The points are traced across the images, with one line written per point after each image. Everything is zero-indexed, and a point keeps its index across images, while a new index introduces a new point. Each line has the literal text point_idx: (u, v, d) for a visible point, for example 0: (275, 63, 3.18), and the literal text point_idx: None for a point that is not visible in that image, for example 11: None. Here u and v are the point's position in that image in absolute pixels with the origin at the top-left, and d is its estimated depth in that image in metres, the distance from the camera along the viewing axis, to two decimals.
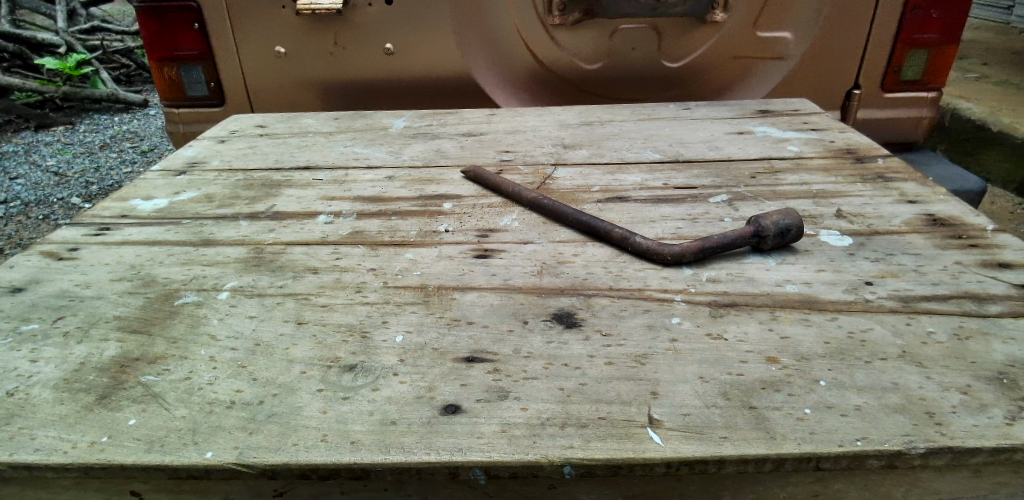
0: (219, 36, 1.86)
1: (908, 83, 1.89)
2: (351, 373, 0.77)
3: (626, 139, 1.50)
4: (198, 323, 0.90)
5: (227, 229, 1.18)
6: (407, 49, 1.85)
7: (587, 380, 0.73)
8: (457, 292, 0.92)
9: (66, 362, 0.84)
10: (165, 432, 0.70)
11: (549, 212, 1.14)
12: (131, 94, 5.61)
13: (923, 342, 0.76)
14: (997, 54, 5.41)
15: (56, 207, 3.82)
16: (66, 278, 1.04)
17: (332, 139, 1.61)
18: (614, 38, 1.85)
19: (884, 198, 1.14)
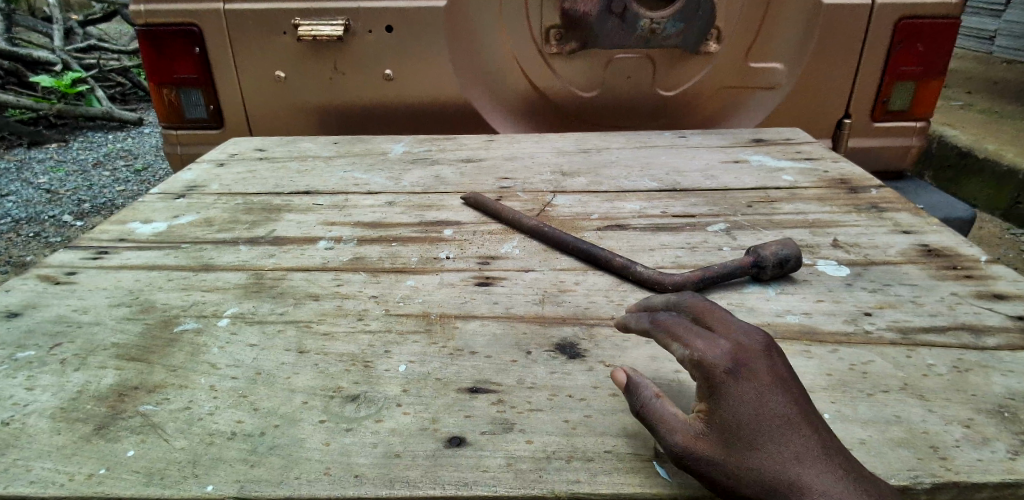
0: (221, 61, 1.88)
1: (895, 114, 1.93)
2: (354, 403, 0.77)
3: (624, 166, 1.52)
4: (198, 351, 0.89)
5: (226, 253, 1.17)
6: (406, 76, 1.88)
7: (591, 412, 0.73)
8: (459, 320, 0.92)
9: (63, 391, 0.82)
10: (164, 464, 0.70)
11: (549, 240, 1.14)
12: (126, 113, 5.62)
13: (924, 374, 0.77)
14: (981, 83, 5.54)
15: (47, 225, 3.79)
16: (63, 304, 1.03)
17: (332, 164, 1.61)
18: (610, 68, 1.88)
19: (879, 228, 1.16)
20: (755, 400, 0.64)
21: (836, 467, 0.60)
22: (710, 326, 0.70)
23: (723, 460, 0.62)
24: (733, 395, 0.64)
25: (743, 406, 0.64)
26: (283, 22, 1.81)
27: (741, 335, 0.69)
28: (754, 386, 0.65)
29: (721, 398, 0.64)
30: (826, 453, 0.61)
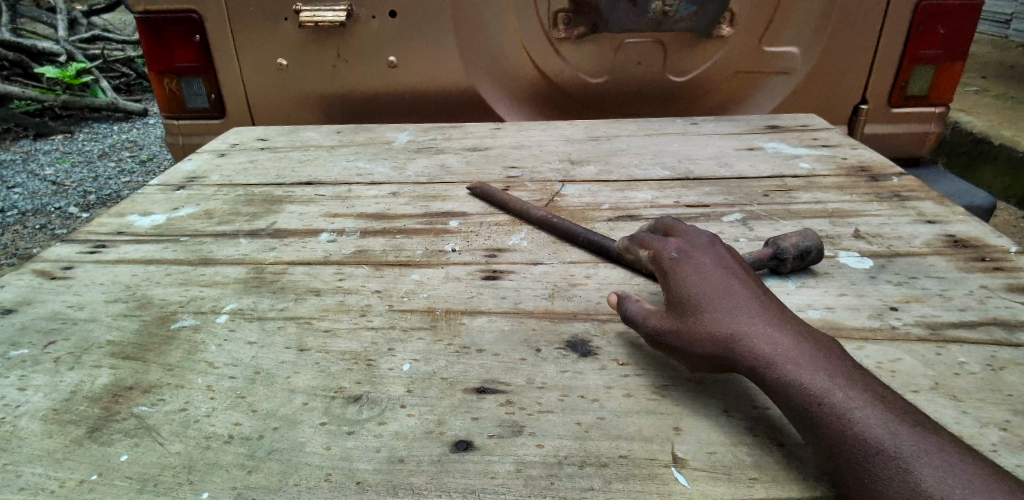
0: (221, 49, 1.84)
1: (915, 99, 1.86)
2: (356, 404, 0.73)
3: (634, 154, 1.47)
4: (195, 349, 0.86)
5: (226, 246, 1.14)
6: (409, 63, 1.83)
7: (605, 414, 0.69)
8: (465, 316, 0.89)
9: (56, 391, 0.80)
10: (158, 469, 0.67)
11: (556, 230, 1.11)
12: (131, 104, 5.59)
13: (955, 373, 0.73)
14: (997, 67, 5.42)
15: (53, 216, 3.78)
16: (58, 300, 1.00)
17: (334, 154, 1.58)
18: (619, 53, 1.82)
19: (902, 217, 1.11)
20: (703, 269, 0.78)
21: (774, 320, 0.70)
22: (677, 236, 0.86)
23: (675, 314, 0.74)
24: (686, 268, 0.79)
25: (694, 276, 0.77)
26: (285, 8, 1.76)
27: (700, 237, 0.85)
28: (698, 262, 0.79)
29: (677, 272, 0.78)
30: (766, 310, 0.72)
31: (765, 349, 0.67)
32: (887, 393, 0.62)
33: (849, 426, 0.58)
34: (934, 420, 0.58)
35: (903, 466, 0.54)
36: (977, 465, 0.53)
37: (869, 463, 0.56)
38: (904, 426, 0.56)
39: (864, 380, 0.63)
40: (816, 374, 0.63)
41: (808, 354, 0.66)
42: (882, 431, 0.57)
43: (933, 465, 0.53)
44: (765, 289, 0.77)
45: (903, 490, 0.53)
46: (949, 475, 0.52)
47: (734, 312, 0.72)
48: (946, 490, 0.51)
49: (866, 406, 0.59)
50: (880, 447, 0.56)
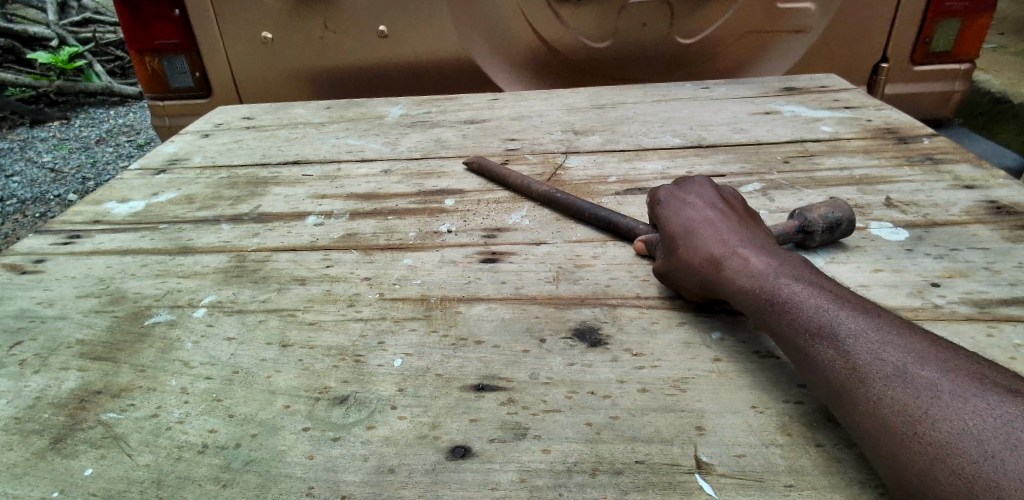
0: (202, 24, 1.74)
1: (938, 56, 1.74)
2: (342, 406, 0.66)
3: (642, 122, 1.38)
4: (169, 347, 0.79)
5: (207, 233, 1.07)
6: (400, 32, 1.73)
7: (618, 413, 0.62)
8: (463, 304, 0.81)
9: (19, 398, 0.73)
10: (125, 485, 0.60)
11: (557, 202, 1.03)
12: (126, 87, 5.49)
13: (1011, 357, 0.65)
14: (1016, 22, 5.19)
15: (52, 204, 3.73)
16: (28, 296, 0.94)
17: (323, 131, 1.49)
18: (623, 14, 1.71)
19: (936, 183, 1.02)
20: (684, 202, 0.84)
21: (742, 238, 0.75)
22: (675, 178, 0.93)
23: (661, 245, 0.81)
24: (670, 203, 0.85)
25: (676, 208, 0.83)
26: None
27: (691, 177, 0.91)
28: (682, 196, 0.86)
29: (663, 208, 0.85)
30: (737, 228, 0.78)
31: (730, 257, 0.73)
32: (839, 289, 0.65)
33: (798, 314, 0.62)
34: (883, 308, 0.62)
35: (843, 347, 0.57)
36: (915, 341, 0.56)
37: (813, 344, 0.59)
38: (848, 311, 0.60)
39: (819, 278, 0.67)
40: (772, 274, 0.68)
41: (770, 262, 0.70)
42: (827, 315, 0.60)
43: (868, 346, 0.56)
44: (747, 214, 0.83)
45: (839, 366, 0.56)
46: (883, 350, 0.55)
47: (707, 230, 0.78)
48: (877, 363, 0.54)
49: (815, 296, 0.63)
50: (823, 329, 0.59)
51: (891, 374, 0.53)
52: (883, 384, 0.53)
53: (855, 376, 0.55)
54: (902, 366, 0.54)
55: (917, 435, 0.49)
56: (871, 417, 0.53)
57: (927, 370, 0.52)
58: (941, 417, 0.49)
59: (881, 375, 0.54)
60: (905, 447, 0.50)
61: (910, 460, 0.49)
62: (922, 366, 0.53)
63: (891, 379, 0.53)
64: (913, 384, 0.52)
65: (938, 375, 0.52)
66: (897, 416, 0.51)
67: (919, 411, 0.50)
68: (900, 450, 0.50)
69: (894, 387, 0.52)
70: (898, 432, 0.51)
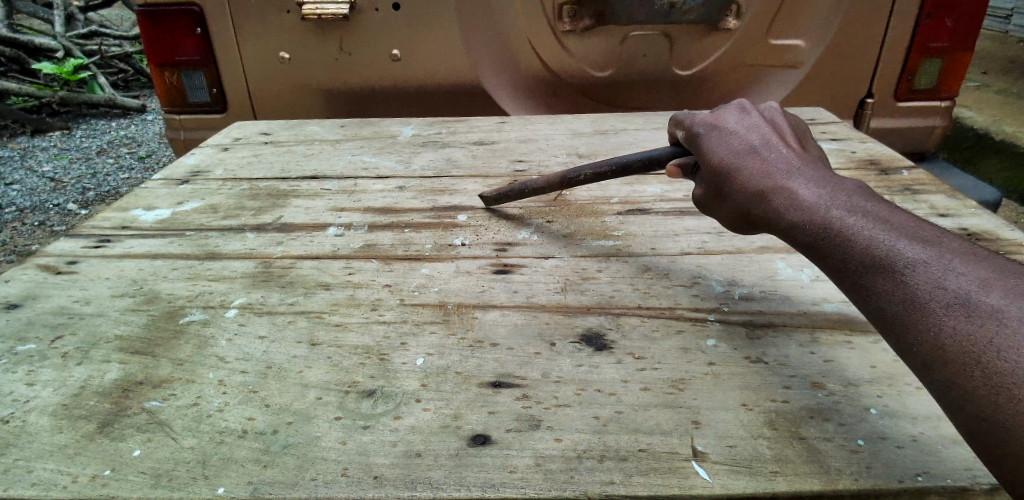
0: (223, 43, 1.84)
1: (922, 92, 1.86)
2: (370, 399, 0.73)
3: (642, 148, 1.46)
4: (204, 344, 0.85)
5: (233, 241, 1.13)
6: (414, 56, 1.83)
7: (623, 408, 0.68)
8: (478, 311, 0.88)
9: (65, 386, 0.79)
10: (172, 465, 0.66)
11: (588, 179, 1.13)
12: (129, 100, 5.57)
13: None
14: (997, 62, 5.40)
15: (51, 213, 3.77)
16: (64, 294, 0.99)
17: (338, 148, 1.56)
18: (625, 45, 1.81)
19: (914, 211, 1.10)
20: (728, 146, 0.87)
21: (793, 177, 0.77)
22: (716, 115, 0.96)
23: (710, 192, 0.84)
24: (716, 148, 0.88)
25: (722, 153, 0.86)
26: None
27: (734, 114, 0.93)
28: (727, 141, 0.88)
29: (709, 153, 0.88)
30: (787, 166, 0.80)
31: (779, 196, 0.75)
32: (898, 220, 0.66)
33: (849, 244, 0.65)
34: (942, 234, 0.64)
35: (901, 278, 0.59)
36: (977, 269, 0.58)
37: (868, 273, 0.62)
38: (904, 239, 0.62)
39: (871, 207, 0.69)
40: (825, 210, 0.70)
41: (823, 198, 0.72)
42: (882, 244, 0.63)
43: (928, 277, 0.58)
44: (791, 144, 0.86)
45: (898, 297, 0.59)
46: (944, 279, 0.57)
47: (753, 169, 0.81)
48: (938, 293, 0.56)
49: (869, 227, 0.66)
50: (878, 259, 0.62)
51: (954, 304, 0.55)
52: (944, 314, 0.55)
53: (913, 305, 0.58)
54: (965, 295, 0.55)
55: (981, 365, 0.51)
56: (932, 350, 0.55)
57: (991, 297, 0.54)
58: (1005, 344, 0.51)
59: (943, 305, 0.56)
60: (968, 376, 0.52)
61: (971, 391, 0.51)
62: (986, 294, 0.54)
63: (953, 309, 0.55)
64: (976, 312, 0.54)
65: (1002, 301, 0.53)
66: (960, 347, 0.53)
67: (983, 340, 0.52)
68: (963, 380, 0.52)
69: (954, 315, 0.54)
70: (960, 361, 0.53)
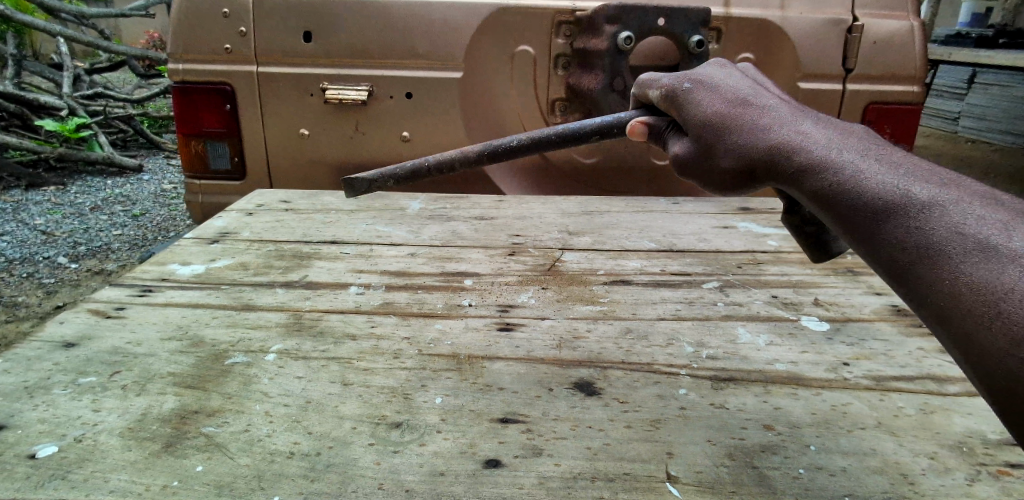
0: (248, 118, 2.05)
1: None
2: (398, 429, 0.86)
3: (624, 228, 1.66)
4: (249, 381, 0.98)
5: (265, 295, 1.28)
6: (421, 138, 2.04)
7: (610, 440, 0.83)
8: (486, 361, 1.03)
9: (128, 413, 0.91)
10: (232, 478, 0.78)
11: (522, 147, 1.28)
12: (127, 159, 5.74)
13: (895, 414, 0.89)
14: (947, 160, 5.89)
15: (40, 266, 3.84)
16: (116, 336, 1.12)
17: (354, 217, 1.74)
18: (609, 136, 2.06)
19: (854, 289, 1.30)
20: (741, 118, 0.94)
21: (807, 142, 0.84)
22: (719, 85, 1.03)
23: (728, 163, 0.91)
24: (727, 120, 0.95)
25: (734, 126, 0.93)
26: (312, 85, 1.99)
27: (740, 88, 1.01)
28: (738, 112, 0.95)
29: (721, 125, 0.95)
30: (801, 133, 0.86)
31: (796, 161, 0.82)
32: (912, 174, 0.73)
33: (867, 193, 0.72)
34: (956, 184, 0.71)
35: (920, 228, 0.66)
36: (991, 215, 0.64)
37: (886, 221, 0.69)
38: (921, 188, 0.70)
39: (884, 162, 0.77)
40: (842, 168, 0.77)
41: (839, 159, 0.79)
42: (901, 195, 0.70)
43: (946, 226, 0.65)
44: (796, 112, 0.94)
45: (918, 246, 0.65)
46: (963, 225, 0.64)
47: (768, 139, 0.88)
48: (956, 241, 0.63)
49: (887, 178, 0.73)
50: (897, 206, 0.69)
51: (974, 249, 0.61)
52: (964, 258, 0.61)
53: (930, 247, 0.64)
54: (983, 240, 0.62)
55: (1001, 307, 0.57)
56: (949, 296, 0.61)
57: (1009, 243, 0.60)
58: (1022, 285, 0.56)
59: (961, 254, 0.62)
60: (983, 319, 0.57)
61: (989, 334, 0.57)
62: (1003, 239, 0.61)
63: (972, 256, 0.61)
64: (993, 257, 0.60)
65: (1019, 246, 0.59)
66: (973, 294, 0.59)
67: (1000, 283, 0.58)
68: (979, 320, 0.58)
69: (973, 255, 0.61)
70: (974, 307, 0.58)
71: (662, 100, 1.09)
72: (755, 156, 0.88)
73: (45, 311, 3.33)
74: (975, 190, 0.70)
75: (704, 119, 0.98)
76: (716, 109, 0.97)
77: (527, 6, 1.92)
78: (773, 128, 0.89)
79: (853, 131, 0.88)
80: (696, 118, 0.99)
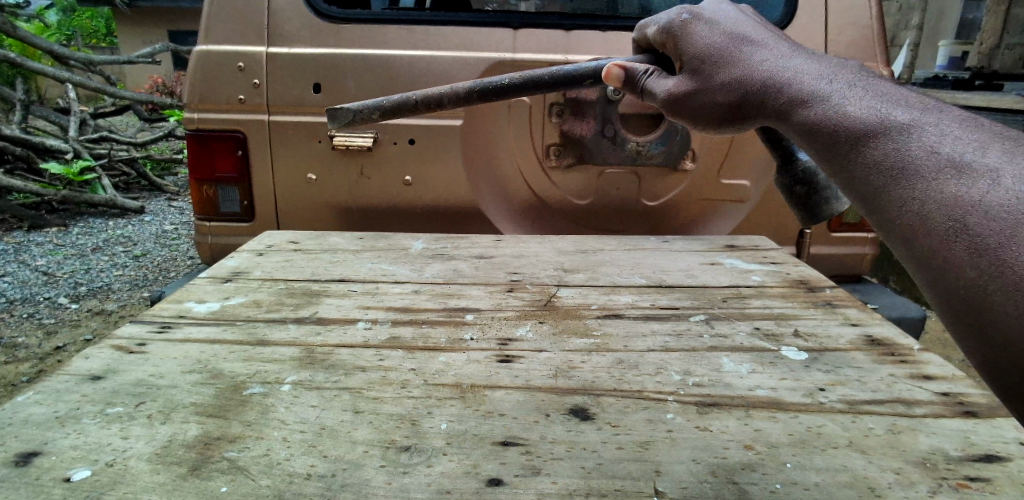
0: (258, 165, 2.16)
1: (850, 225, 2.24)
2: (407, 452, 0.93)
3: (617, 265, 1.76)
4: (267, 409, 1.05)
5: (278, 331, 1.35)
6: (422, 180, 2.16)
7: (603, 461, 0.90)
8: (488, 390, 1.11)
9: (155, 440, 0.98)
10: (254, 497, 0.85)
11: (511, 86, 1.49)
12: (129, 201, 5.85)
13: (865, 434, 0.96)
14: None
15: (42, 306, 3.90)
16: (140, 369, 1.19)
17: (360, 256, 1.83)
18: (602, 178, 2.17)
19: (831, 321, 1.38)
20: (737, 54, 1.04)
21: (799, 75, 0.95)
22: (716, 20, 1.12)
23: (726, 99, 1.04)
24: (726, 56, 1.05)
25: (732, 62, 1.04)
26: (321, 132, 2.11)
27: (735, 24, 1.10)
28: (734, 47, 1.05)
29: (719, 63, 1.05)
30: (793, 67, 0.98)
31: (789, 94, 0.94)
32: (894, 102, 0.85)
33: (854, 118, 0.84)
34: (932, 111, 0.83)
35: (901, 152, 0.79)
36: (961, 138, 0.77)
37: (871, 143, 0.82)
38: (902, 114, 0.82)
39: (869, 91, 0.89)
40: (832, 98, 0.89)
41: (829, 90, 0.90)
42: (886, 122, 0.82)
43: (923, 150, 0.78)
44: (788, 46, 1.05)
45: (898, 167, 0.78)
46: (938, 149, 0.77)
47: (762, 74, 0.99)
48: (931, 163, 0.76)
49: (871, 105, 0.85)
50: (880, 131, 0.82)
51: (947, 170, 0.75)
52: (937, 178, 0.75)
53: (908, 167, 0.77)
54: (954, 161, 0.75)
55: (965, 219, 0.71)
56: (921, 210, 0.75)
57: (975, 165, 0.73)
58: (983, 202, 0.70)
59: (934, 174, 0.75)
60: (947, 232, 0.72)
61: (953, 245, 0.71)
62: (970, 162, 0.74)
63: (943, 176, 0.75)
64: (962, 177, 0.73)
65: (982, 168, 0.73)
66: (941, 210, 0.73)
67: (965, 199, 0.72)
68: (945, 231, 0.72)
69: (940, 174, 0.75)
70: (943, 221, 0.73)
71: (662, 36, 1.20)
72: (751, 90, 0.99)
73: (44, 351, 3.36)
74: (947, 113, 0.83)
75: (701, 57, 1.08)
76: (715, 46, 1.07)
77: (522, 59, 2.06)
78: (768, 64, 1.00)
79: (840, 63, 1.00)
80: (694, 55, 1.10)
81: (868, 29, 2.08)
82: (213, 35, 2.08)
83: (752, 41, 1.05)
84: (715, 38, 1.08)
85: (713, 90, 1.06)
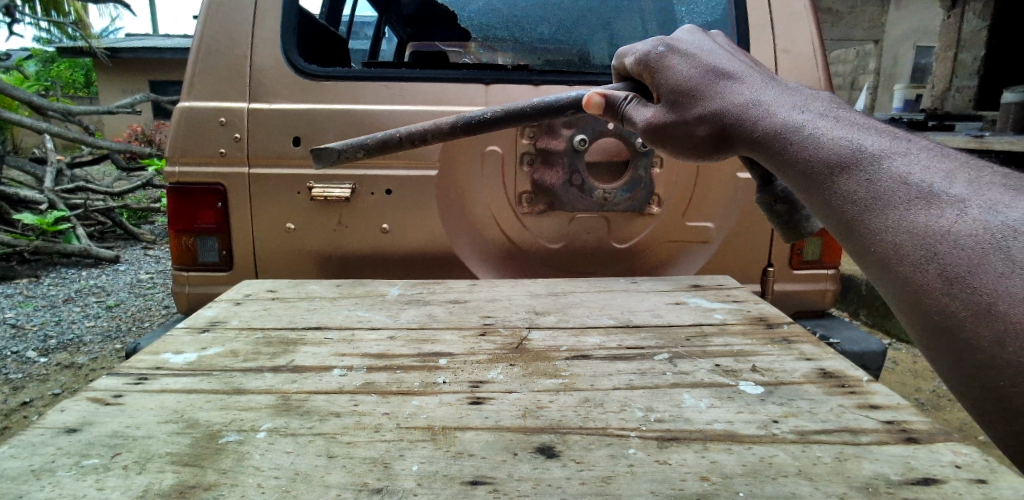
0: (237, 216, 2.21)
1: (810, 262, 2.35)
2: (379, 494, 0.96)
3: (586, 307, 1.82)
4: (242, 457, 1.08)
5: (254, 379, 1.38)
6: (399, 228, 2.22)
7: (567, 496, 0.94)
8: (458, 431, 1.15)
9: (131, 490, 1.00)
10: None
11: (494, 119, 1.58)
12: (104, 250, 5.80)
13: (814, 462, 1.02)
14: None
15: (8, 360, 3.82)
16: (116, 420, 1.21)
17: (336, 304, 1.87)
18: (573, 223, 2.26)
19: (787, 355, 1.46)
20: (717, 91, 1.13)
21: (777, 111, 1.04)
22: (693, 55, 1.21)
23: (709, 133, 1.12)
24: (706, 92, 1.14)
25: (712, 98, 1.13)
26: (299, 184, 2.18)
27: (713, 59, 1.19)
28: (714, 84, 1.14)
29: (700, 99, 1.14)
30: (771, 103, 1.07)
31: (768, 129, 1.03)
32: (866, 134, 0.94)
33: (830, 152, 0.93)
34: (901, 141, 0.92)
35: (874, 183, 0.87)
36: (929, 168, 0.85)
37: (846, 176, 0.90)
38: (874, 146, 0.90)
39: (843, 124, 0.98)
40: (809, 133, 0.97)
41: (806, 124, 0.99)
42: (859, 155, 0.90)
43: (895, 181, 0.85)
44: (763, 80, 1.14)
45: (872, 197, 0.86)
46: (908, 179, 0.85)
47: (742, 111, 1.08)
48: (903, 192, 0.84)
49: (846, 138, 0.93)
50: (855, 163, 0.90)
51: (918, 199, 0.82)
52: (910, 207, 0.83)
53: (881, 197, 0.85)
54: (924, 190, 0.83)
55: (936, 246, 0.79)
56: (895, 237, 0.83)
57: (943, 195, 0.81)
58: (951, 230, 0.78)
59: (907, 203, 0.83)
60: (920, 257, 0.80)
61: (926, 270, 0.79)
62: (938, 191, 0.82)
63: (915, 206, 0.82)
64: (932, 207, 0.81)
65: (949, 198, 0.81)
66: (914, 237, 0.81)
67: (934, 227, 0.80)
68: (918, 256, 0.80)
69: (911, 204, 0.83)
70: (916, 248, 0.81)
71: (640, 68, 1.29)
72: (734, 125, 1.08)
73: (9, 407, 3.28)
74: (915, 143, 0.91)
75: (681, 93, 1.17)
76: (695, 83, 1.16)
77: None
78: (748, 102, 1.08)
79: (812, 97, 1.09)
80: (673, 89, 1.18)
81: (816, 80, 2.23)
82: (197, 92, 2.16)
83: (730, 78, 1.14)
84: (694, 74, 1.17)
85: (695, 123, 1.15)
